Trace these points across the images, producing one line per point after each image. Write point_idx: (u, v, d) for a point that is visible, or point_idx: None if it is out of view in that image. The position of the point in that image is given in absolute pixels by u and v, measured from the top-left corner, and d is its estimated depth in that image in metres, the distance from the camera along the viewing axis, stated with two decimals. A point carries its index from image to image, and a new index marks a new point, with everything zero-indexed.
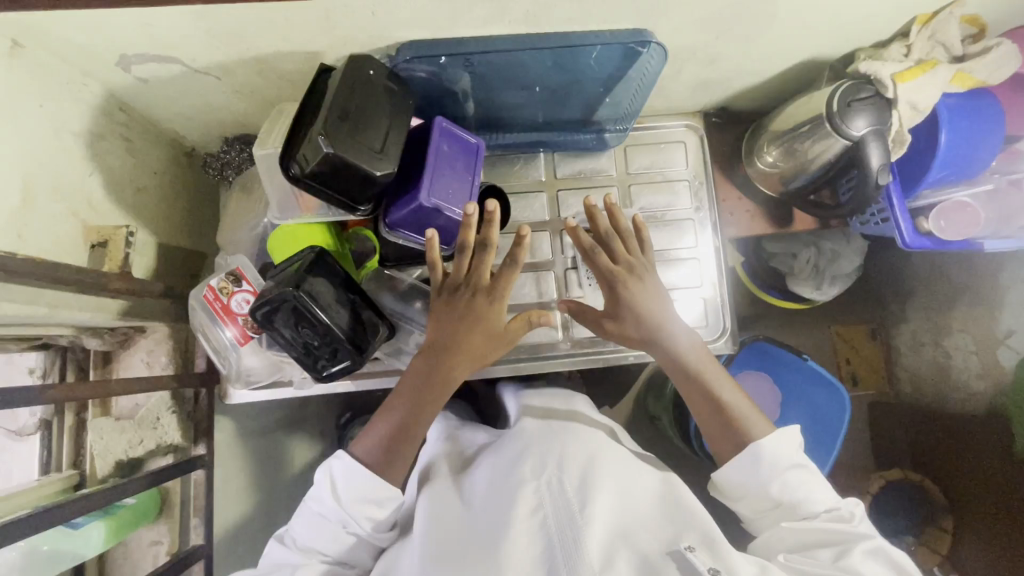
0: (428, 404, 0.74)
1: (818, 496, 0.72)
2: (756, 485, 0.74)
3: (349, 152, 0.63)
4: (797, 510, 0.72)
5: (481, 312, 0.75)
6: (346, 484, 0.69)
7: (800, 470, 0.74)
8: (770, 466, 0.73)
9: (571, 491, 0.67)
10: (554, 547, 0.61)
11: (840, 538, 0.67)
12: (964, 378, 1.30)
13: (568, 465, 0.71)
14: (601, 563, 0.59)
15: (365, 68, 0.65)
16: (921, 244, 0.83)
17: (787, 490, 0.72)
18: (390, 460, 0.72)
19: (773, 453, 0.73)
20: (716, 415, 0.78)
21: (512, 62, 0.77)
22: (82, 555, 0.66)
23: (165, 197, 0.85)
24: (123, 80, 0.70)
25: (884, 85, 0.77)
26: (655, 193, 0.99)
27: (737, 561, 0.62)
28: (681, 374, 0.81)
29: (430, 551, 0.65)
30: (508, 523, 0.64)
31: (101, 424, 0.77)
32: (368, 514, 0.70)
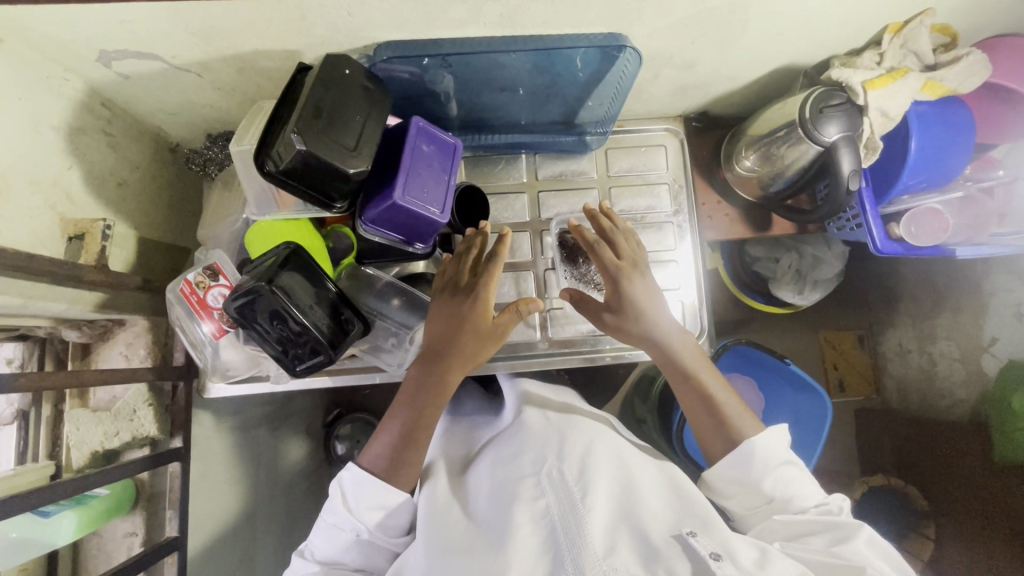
0: (430, 406, 0.75)
1: (808, 494, 0.75)
2: (749, 483, 0.75)
3: (323, 150, 0.64)
4: (788, 505, 0.74)
5: (476, 312, 0.76)
6: (355, 497, 0.71)
7: (791, 467, 0.76)
8: (760, 463, 0.74)
9: (571, 479, 0.71)
10: (556, 533, 0.64)
11: (833, 530, 0.69)
12: (947, 385, 1.31)
13: (568, 455, 0.74)
14: (603, 546, 0.61)
15: (341, 67, 0.66)
16: (892, 250, 0.83)
17: (779, 486, 0.74)
18: (396, 467, 0.73)
19: (764, 453, 0.74)
20: (707, 414, 0.79)
21: (490, 63, 0.78)
22: (52, 544, 0.66)
23: (147, 192, 0.86)
24: (105, 75, 0.71)
25: (855, 92, 0.78)
26: (635, 196, 1.01)
27: (740, 544, 0.63)
28: (678, 375, 0.81)
29: (439, 542, 0.68)
30: (513, 513, 0.67)
31: (78, 415, 0.78)
32: (377, 519, 0.72)
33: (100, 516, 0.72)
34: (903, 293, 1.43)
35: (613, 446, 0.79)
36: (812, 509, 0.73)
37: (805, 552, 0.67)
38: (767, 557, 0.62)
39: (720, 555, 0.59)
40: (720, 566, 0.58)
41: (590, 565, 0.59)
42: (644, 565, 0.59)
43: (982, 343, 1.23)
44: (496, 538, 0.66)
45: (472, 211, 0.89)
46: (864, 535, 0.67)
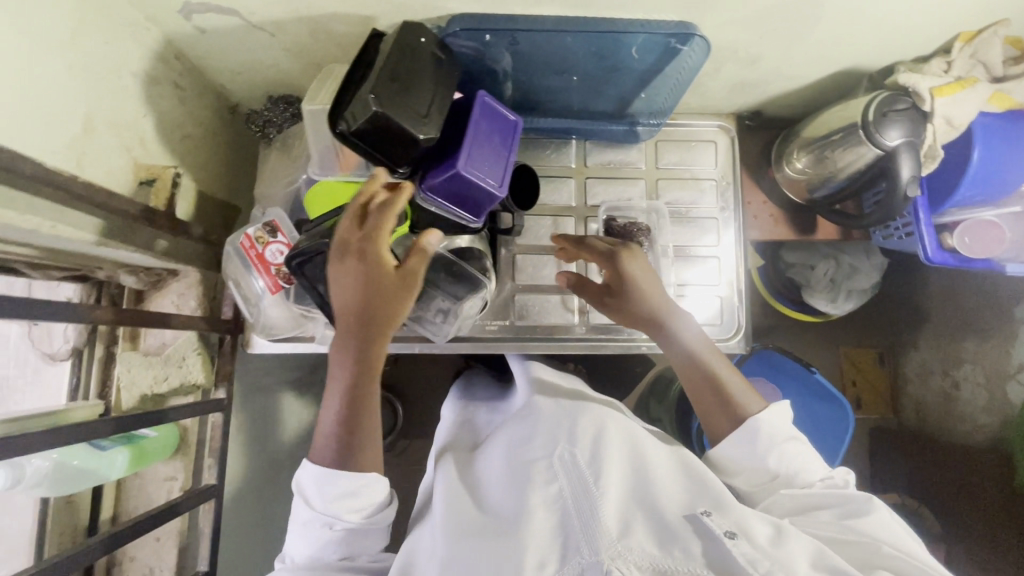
0: (365, 381, 0.67)
1: (814, 468, 0.75)
2: (752, 455, 0.75)
3: (397, 113, 0.64)
4: (794, 479, 0.74)
5: (366, 254, 0.64)
6: (316, 491, 0.65)
7: (794, 441, 0.75)
8: (765, 438, 0.74)
9: (584, 464, 0.70)
10: (571, 518, 0.64)
11: (845, 508, 0.69)
12: (970, 411, 1.29)
13: (581, 439, 0.73)
14: (619, 530, 0.62)
15: (417, 36, 0.68)
16: (942, 259, 0.83)
17: (784, 462, 0.74)
18: (346, 455, 0.66)
19: (768, 429, 0.74)
20: (709, 390, 0.79)
21: (557, 44, 0.79)
22: (105, 477, 0.67)
23: (207, 147, 0.88)
24: (183, 28, 0.73)
25: (921, 98, 0.77)
26: (680, 190, 1.01)
27: (752, 519, 0.65)
28: (677, 354, 0.81)
29: (455, 524, 0.68)
30: (526, 497, 0.67)
31: (130, 358, 0.81)
32: (349, 505, 0.66)
33: (147, 455, 0.74)
34: (930, 313, 1.42)
35: (623, 426, 0.79)
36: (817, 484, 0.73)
37: (814, 528, 0.68)
38: (782, 535, 0.63)
39: (735, 534, 0.60)
40: (735, 545, 0.59)
41: (606, 546, 0.59)
42: (659, 545, 0.61)
43: (1009, 369, 1.20)
44: (509, 520, 0.66)
45: (522, 192, 0.89)
46: (874, 511, 0.67)
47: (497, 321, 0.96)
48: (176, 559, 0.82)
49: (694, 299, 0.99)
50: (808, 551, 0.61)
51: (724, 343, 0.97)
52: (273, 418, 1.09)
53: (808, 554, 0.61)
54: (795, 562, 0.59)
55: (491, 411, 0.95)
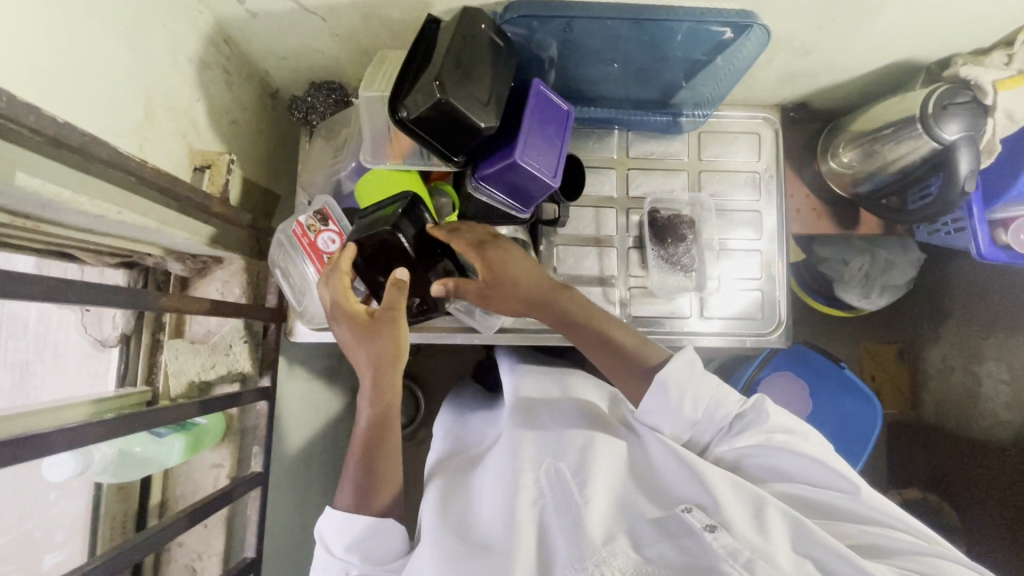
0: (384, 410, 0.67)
1: (725, 403, 0.69)
2: (669, 410, 0.68)
3: (461, 100, 0.63)
4: (711, 423, 0.69)
5: (341, 301, 0.68)
6: (337, 540, 0.62)
7: (708, 379, 0.68)
8: (677, 390, 0.67)
9: (571, 473, 0.65)
10: (558, 534, 0.59)
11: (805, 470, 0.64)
12: (992, 407, 1.29)
13: (567, 453, 0.68)
14: (603, 537, 0.56)
15: (478, 22, 0.67)
16: (995, 257, 0.83)
17: (700, 407, 0.68)
18: (369, 493, 0.63)
19: (675, 373, 0.67)
20: (619, 364, 0.72)
21: (611, 32, 0.78)
22: (165, 464, 0.68)
23: (251, 134, 0.87)
24: (235, 11, 0.72)
25: (983, 91, 0.76)
26: (722, 182, 1.00)
27: (731, 504, 0.58)
28: (575, 331, 0.75)
29: (440, 536, 0.61)
30: (512, 509, 0.61)
31: (178, 345, 0.80)
32: (361, 549, 0.62)
33: (200, 442, 0.74)
34: (952, 307, 1.40)
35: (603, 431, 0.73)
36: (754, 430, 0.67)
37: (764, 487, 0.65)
38: (764, 514, 0.57)
39: (716, 527, 0.54)
40: (715, 538, 0.53)
41: (589, 554, 0.54)
42: (641, 550, 0.55)
43: None
44: (500, 537, 0.60)
45: (569, 184, 0.89)
46: (841, 474, 0.62)
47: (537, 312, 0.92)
48: (223, 545, 0.82)
49: (734, 293, 0.98)
50: (787, 530, 0.56)
51: (764, 338, 0.97)
52: (307, 407, 1.09)
53: (786, 531, 0.56)
54: (785, 554, 0.53)
55: (484, 421, 0.90)
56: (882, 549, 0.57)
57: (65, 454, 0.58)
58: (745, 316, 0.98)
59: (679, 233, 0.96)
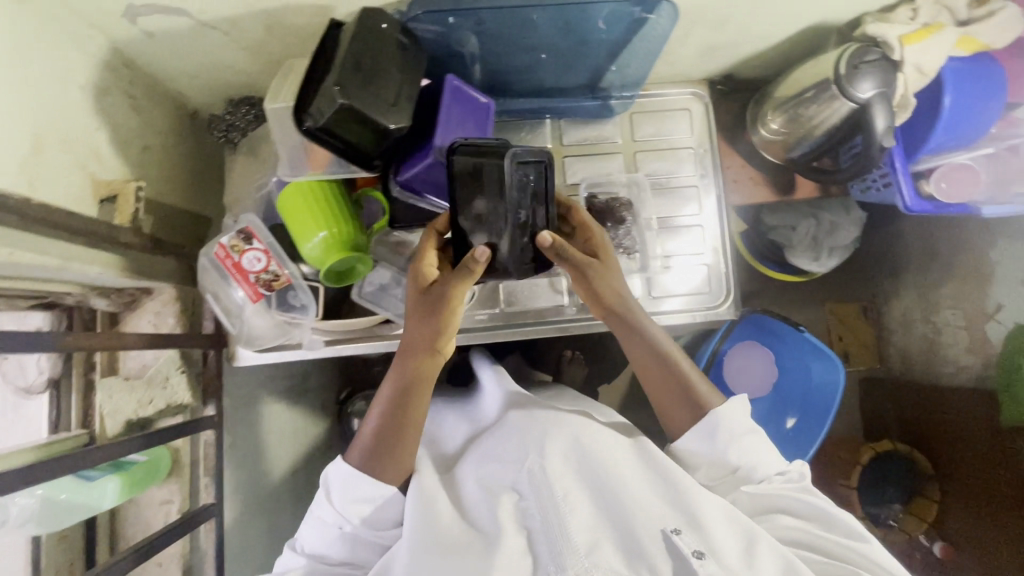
0: (411, 397, 0.72)
1: (773, 462, 0.75)
2: (711, 450, 0.73)
3: (365, 104, 0.62)
4: (751, 475, 0.73)
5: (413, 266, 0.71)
6: (339, 492, 0.69)
7: (755, 435, 0.74)
8: (725, 435, 0.71)
9: (553, 479, 0.69)
10: (541, 539, 0.65)
11: (818, 517, 0.71)
12: (953, 353, 1.32)
13: (549, 450, 0.72)
14: (586, 548, 0.63)
15: (378, 21, 0.65)
16: (921, 207, 0.84)
17: (745, 456, 0.72)
18: (374, 459, 0.70)
19: (728, 423, 0.72)
20: (675, 390, 0.75)
21: (523, 21, 0.78)
22: (97, 508, 0.65)
23: (170, 159, 0.84)
24: (130, 33, 0.69)
25: (890, 47, 0.77)
26: (659, 160, 1.00)
27: (721, 529, 0.65)
28: (645, 357, 0.76)
29: (425, 532, 0.68)
30: (500, 520, 0.67)
31: (110, 384, 0.77)
32: (358, 512, 0.70)
33: (141, 482, 0.72)
34: (908, 262, 1.45)
35: (589, 424, 0.77)
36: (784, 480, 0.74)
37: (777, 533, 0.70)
38: (753, 550, 0.64)
39: (703, 554, 0.62)
40: (702, 566, 0.60)
41: (573, 564, 0.61)
42: (628, 563, 0.63)
43: (988, 309, 1.24)
44: (487, 532, 0.68)
45: None
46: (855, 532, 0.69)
47: (486, 310, 0.95)
48: None
49: (682, 270, 0.99)
50: (776, 563, 0.63)
51: (715, 310, 0.97)
52: (269, 430, 1.07)
53: (777, 566, 0.63)
54: None
55: (458, 415, 0.93)
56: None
57: None
58: (693, 292, 0.98)
59: (619, 216, 0.94)
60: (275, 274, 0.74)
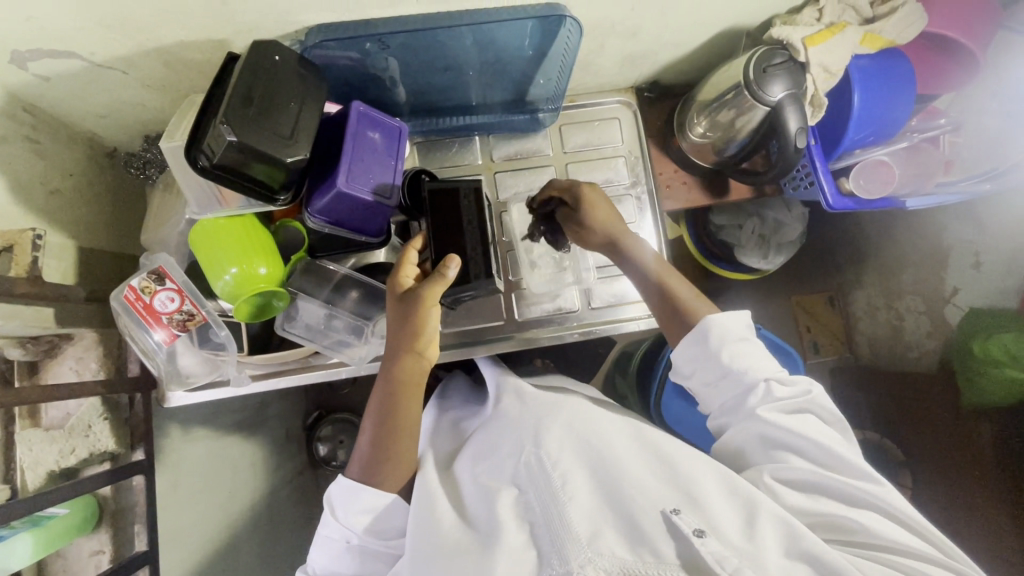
0: (397, 401, 0.74)
1: (764, 367, 0.71)
2: (704, 359, 0.73)
3: (258, 139, 0.61)
4: (744, 377, 0.70)
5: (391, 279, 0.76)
6: (344, 503, 0.71)
7: (746, 341, 0.73)
8: (717, 335, 0.72)
9: (552, 471, 0.69)
10: (542, 531, 0.64)
11: (829, 460, 0.65)
12: (916, 337, 1.31)
13: (545, 442, 0.73)
14: (588, 535, 0.61)
15: (270, 53, 0.64)
16: (843, 205, 0.84)
17: (737, 359, 0.71)
18: (374, 465, 0.73)
19: (720, 325, 0.72)
20: (668, 308, 0.78)
21: (430, 44, 0.77)
22: (7, 569, 0.64)
23: (85, 199, 0.82)
24: (23, 79, 0.68)
25: (796, 50, 0.78)
26: (591, 171, 1.00)
27: (721, 505, 0.63)
28: (647, 286, 0.81)
29: (427, 539, 0.67)
30: (497, 509, 0.67)
31: (30, 436, 0.74)
32: (363, 523, 0.71)
33: (62, 536, 0.71)
34: (867, 252, 1.43)
35: (582, 423, 0.77)
36: (791, 409, 0.69)
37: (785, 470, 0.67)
38: (754, 519, 0.61)
39: (704, 532, 0.59)
40: (704, 544, 0.57)
41: (574, 555, 0.58)
42: (631, 549, 0.59)
43: (945, 294, 1.24)
44: (484, 531, 0.66)
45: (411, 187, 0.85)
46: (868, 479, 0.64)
47: None
48: None
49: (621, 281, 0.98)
50: (779, 534, 0.60)
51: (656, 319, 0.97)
52: (219, 466, 1.04)
53: (780, 540, 0.59)
54: (768, 557, 0.57)
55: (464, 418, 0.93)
56: (883, 547, 0.61)
57: None
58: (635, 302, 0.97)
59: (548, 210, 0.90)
60: (189, 314, 0.73)
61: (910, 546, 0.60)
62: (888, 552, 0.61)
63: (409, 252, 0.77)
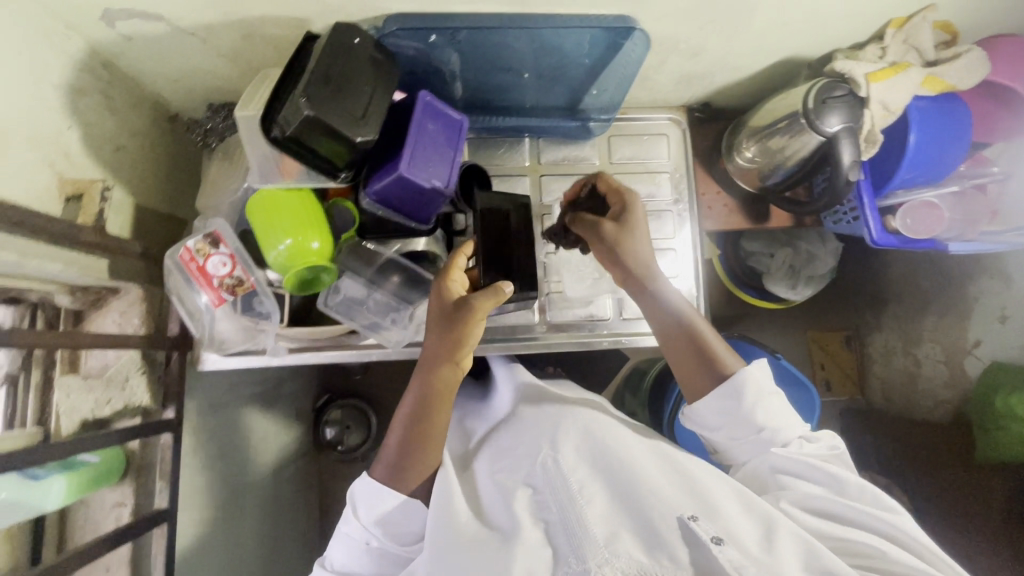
0: (431, 409, 0.73)
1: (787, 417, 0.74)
2: (732, 411, 0.73)
3: (331, 116, 0.63)
4: (777, 435, 0.72)
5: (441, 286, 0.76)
6: (365, 507, 0.70)
7: (775, 396, 0.74)
8: (752, 391, 0.72)
9: (568, 471, 0.69)
10: (557, 530, 0.64)
11: (843, 487, 0.68)
12: (931, 386, 1.31)
13: (564, 445, 0.73)
14: (605, 538, 0.61)
15: (350, 36, 0.65)
16: (887, 241, 0.85)
17: (768, 415, 0.72)
18: (402, 469, 0.72)
19: (754, 382, 0.72)
20: (691, 348, 0.78)
21: (500, 44, 0.79)
22: (41, 509, 0.66)
23: (145, 158, 0.84)
24: (107, 35, 0.70)
25: (857, 84, 0.79)
26: (635, 183, 1.01)
27: (738, 518, 0.64)
28: (672, 328, 0.80)
29: (443, 531, 0.66)
30: (514, 509, 0.67)
31: (69, 382, 0.75)
32: (383, 525, 0.70)
33: (92, 483, 0.72)
34: (891, 294, 1.43)
35: (603, 430, 0.77)
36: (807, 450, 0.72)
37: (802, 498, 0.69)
38: (772, 532, 0.62)
39: (722, 539, 0.59)
40: (722, 551, 0.58)
41: (592, 556, 0.59)
42: (647, 553, 0.60)
43: (967, 345, 1.23)
44: (502, 528, 0.67)
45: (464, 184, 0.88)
46: (877, 503, 0.67)
47: None
48: None
49: None
50: (800, 552, 0.60)
51: None
52: (236, 435, 1.05)
53: (799, 554, 0.60)
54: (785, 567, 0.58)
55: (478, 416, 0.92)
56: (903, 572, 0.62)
57: None
58: None
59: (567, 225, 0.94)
60: (239, 279, 0.75)
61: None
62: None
63: (461, 259, 0.77)
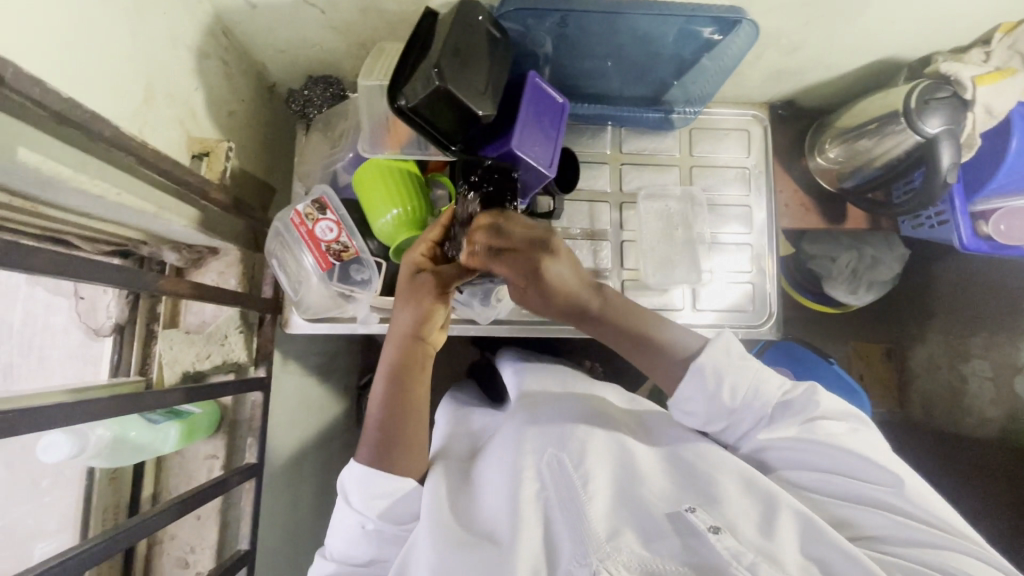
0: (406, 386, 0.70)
1: (767, 388, 0.67)
2: (706, 400, 0.66)
3: (460, 89, 0.65)
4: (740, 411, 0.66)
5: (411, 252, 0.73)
6: (358, 491, 0.66)
7: (745, 368, 0.66)
8: (711, 375, 0.65)
9: (572, 468, 0.63)
10: (562, 526, 0.59)
11: (854, 464, 0.63)
12: (976, 404, 1.28)
13: (571, 443, 0.66)
14: (607, 533, 0.57)
15: (473, 13, 0.67)
16: (976, 246, 0.87)
17: (738, 394, 0.65)
18: (389, 451, 0.67)
19: (713, 363, 0.65)
20: (648, 346, 0.68)
21: (606, 29, 0.80)
22: (160, 450, 0.71)
23: (249, 125, 0.87)
24: (235, 3, 0.72)
25: (963, 86, 0.80)
26: (712, 177, 1.02)
27: (740, 505, 0.60)
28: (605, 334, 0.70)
29: (437, 525, 0.61)
30: (517, 502, 0.61)
31: (172, 334, 0.79)
32: (381, 508, 0.66)
33: (196, 430, 0.76)
34: (937, 307, 1.40)
35: (603, 420, 0.72)
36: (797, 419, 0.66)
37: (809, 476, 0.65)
38: (771, 521, 0.59)
39: (720, 529, 0.56)
40: (720, 539, 0.55)
41: (594, 550, 0.54)
42: (648, 547, 0.56)
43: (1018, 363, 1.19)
44: (502, 529, 0.60)
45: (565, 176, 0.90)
46: (882, 469, 0.62)
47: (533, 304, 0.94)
48: (216, 536, 0.82)
49: (712, 289, 0.99)
50: (796, 530, 0.58)
51: (754, 329, 0.98)
52: (303, 402, 1.08)
53: (795, 533, 0.58)
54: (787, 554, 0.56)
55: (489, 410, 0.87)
56: (923, 546, 0.58)
57: (60, 435, 0.60)
58: (735, 307, 0.99)
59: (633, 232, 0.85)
60: (344, 245, 0.77)
61: (930, 542, 0.58)
62: (927, 552, 0.57)
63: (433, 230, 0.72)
